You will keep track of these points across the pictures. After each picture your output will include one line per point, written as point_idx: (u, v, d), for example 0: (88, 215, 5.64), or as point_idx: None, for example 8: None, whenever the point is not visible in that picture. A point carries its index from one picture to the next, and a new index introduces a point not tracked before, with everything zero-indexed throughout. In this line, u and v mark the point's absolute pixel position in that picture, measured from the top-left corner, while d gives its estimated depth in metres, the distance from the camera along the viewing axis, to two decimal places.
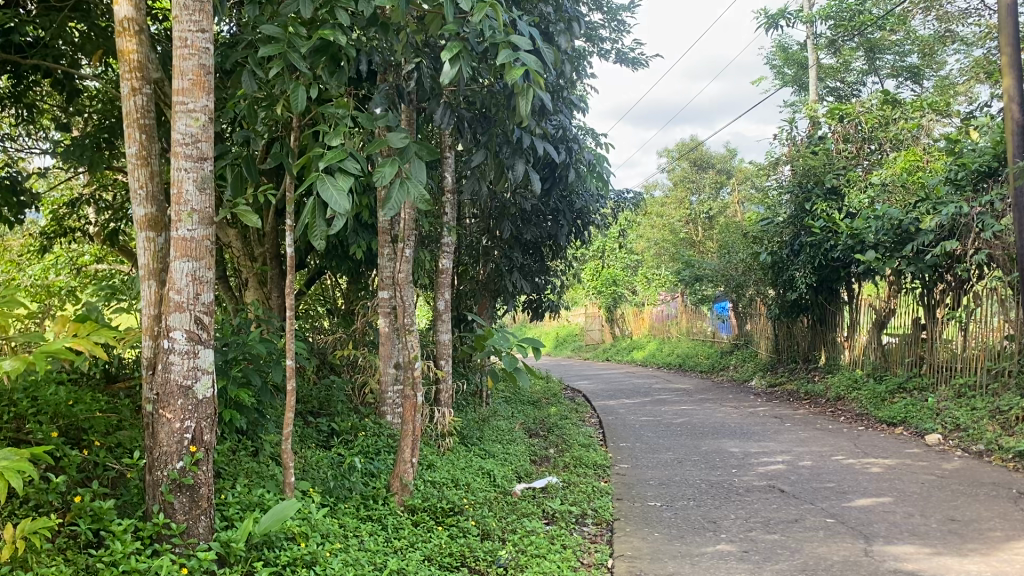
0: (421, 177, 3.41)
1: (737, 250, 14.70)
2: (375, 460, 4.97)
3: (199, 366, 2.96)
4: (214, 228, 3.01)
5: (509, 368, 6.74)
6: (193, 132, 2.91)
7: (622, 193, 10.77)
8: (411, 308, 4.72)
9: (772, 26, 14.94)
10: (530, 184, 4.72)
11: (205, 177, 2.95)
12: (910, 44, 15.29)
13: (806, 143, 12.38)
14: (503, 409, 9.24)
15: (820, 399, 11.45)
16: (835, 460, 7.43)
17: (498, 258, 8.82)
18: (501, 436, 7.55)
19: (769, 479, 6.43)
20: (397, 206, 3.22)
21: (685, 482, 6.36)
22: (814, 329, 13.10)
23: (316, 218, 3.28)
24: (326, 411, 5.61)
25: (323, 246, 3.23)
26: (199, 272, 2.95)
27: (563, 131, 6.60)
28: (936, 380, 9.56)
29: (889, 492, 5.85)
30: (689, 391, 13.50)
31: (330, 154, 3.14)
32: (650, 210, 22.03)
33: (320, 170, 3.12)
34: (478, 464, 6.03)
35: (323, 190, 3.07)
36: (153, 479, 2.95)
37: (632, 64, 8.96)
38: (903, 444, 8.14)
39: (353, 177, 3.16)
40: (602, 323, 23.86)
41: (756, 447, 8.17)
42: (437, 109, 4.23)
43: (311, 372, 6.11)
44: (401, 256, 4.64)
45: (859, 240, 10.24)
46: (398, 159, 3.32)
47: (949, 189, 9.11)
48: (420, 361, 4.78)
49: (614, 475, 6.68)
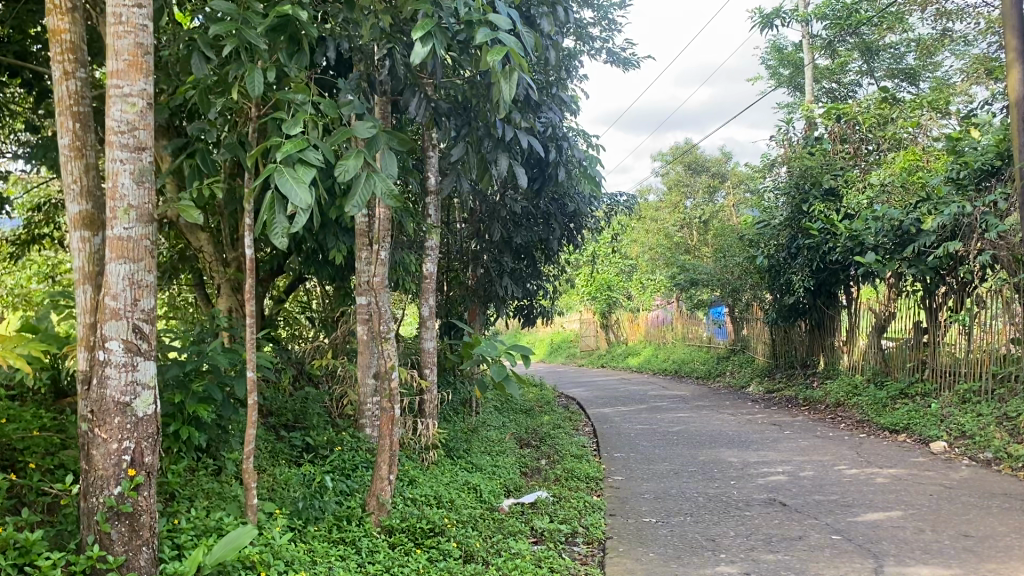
0: (390, 170, 3.10)
1: (733, 253, 14.42)
2: (350, 478, 4.66)
3: (138, 380, 2.66)
4: (154, 226, 2.71)
5: (497, 376, 6.43)
6: (129, 118, 2.60)
7: (615, 195, 10.48)
8: (388, 314, 4.41)
9: (767, 26, 14.67)
10: (517, 182, 4.44)
11: (144, 169, 2.64)
12: (906, 45, 15.04)
13: (803, 144, 12.10)
14: (493, 419, 8.95)
15: (819, 406, 11.15)
16: (838, 469, 7.13)
17: (488, 263, 8.55)
18: (489, 448, 7.22)
19: (769, 491, 6.13)
20: (361, 202, 2.92)
21: (682, 496, 6.05)
22: (812, 334, 12.81)
23: (277, 212, 2.78)
24: (301, 424, 5.31)
25: (285, 247, 2.74)
26: (137, 275, 2.64)
27: (553, 129, 6.30)
28: (939, 385, 9.26)
29: (897, 505, 5.55)
30: (686, 398, 13.20)
31: (288, 143, 2.76)
32: (644, 214, 21.75)
33: (279, 160, 2.72)
34: (463, 478, 5.72)
35: (281, 183, 2.69)
36: (88, 506, 2.63)
37: (624, 62, 8.67)
38: (907, 453, 7.85)
39: (314, 169, 2.78)
40: (597, 329, 23.59)
41: (756, 457, 7.87)
42: (413, 100, 3.95)
43: (287, 383, 5.80)
44: (377, 260, 4.34)
45: (858, 241, 9.94)
46: (364, 149, 2.99)
47: (950, 188, 8.82)
48: (399, 371, 4.47)
49: (608, 488, 6.38)
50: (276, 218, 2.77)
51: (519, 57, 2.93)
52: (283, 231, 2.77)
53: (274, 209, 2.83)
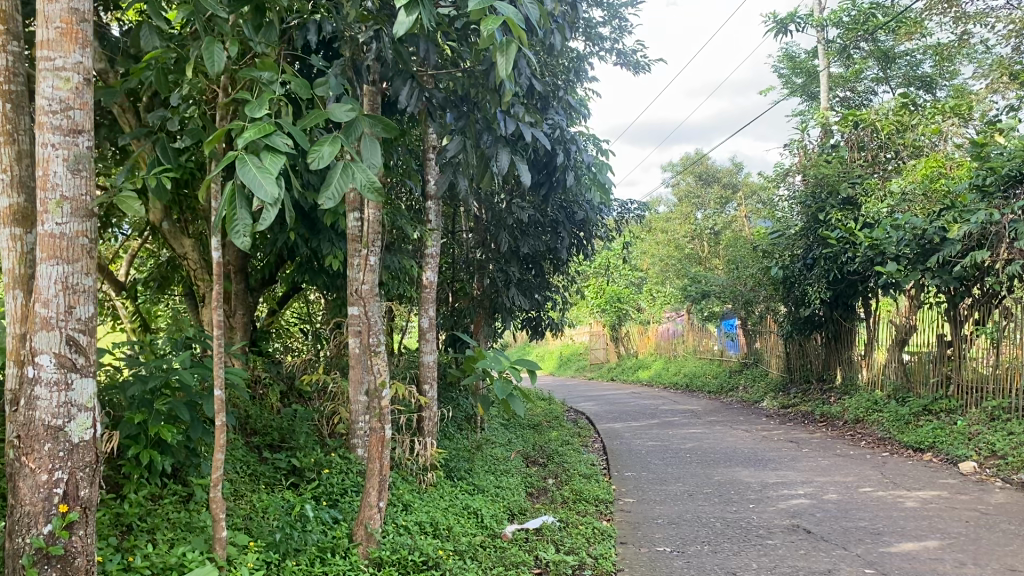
0: (371, 159, 2.69)
1: (746, 264, 14.00)
2: (336, 506, 4.27)
3: (73, 400, 2.29)
4: (94, 222, 2.33)
5: (501, 393, 6.01)
6: (63, 96, 2.24)
7: (625, 202, 10.10)
8: (378, 326, 4.05)
9: (780, 31, 14.28)
10: (520, 179, 4.10)
11: (80, 156, 2.28)
12: (922, 53, 14.60)
13: (818, 151, 11.69)
14: (498, 435, 8.56)
15: (837, 421, 10.70)
16: (863, 492, 6.70)
17: (494, 272, 8.08)
18: (492, 467, 6.82)
19: (792, 517, 5.71)
20: (337, 195, 2.50)
21: (697, 521, 5.64)
22: (828, 347, 12.37)
23: (240, 206, 2.33)
24: (288, 444, 4.93)
25: (249, 248, 2.30)
26: (72, 278, 2.27)
27: (560, 130, 5.95)
28: (965, 401, 8.81)
29: (932, 533, 5.14)
30: (698, 413, 12.76)
31: (251, 127, 2.31)
32: (655, 225, 21.33)
33: (241, 146, 2.27)
34: (463, 502, 5.32)
35: (244, 173, 2.23)
36: (13, 548, 2.25)
37: (634, 64, 8.29)
38: (934, 474, 7.42)
39: (283, 157, 2.33)
40: (606, 342, 23.20)
41: (775, 477, 7.44)
42: (403, 89, 3.61)
43: (274, 400, 5.42)
44: (365, 266, 3.98)
45: (879, 251, 9.52)
46: (340, 135, 2.57)
47: (975, 196, 8.34)
48: (390, 388, 4.08)
49: (618, 512, 5.97)
50: (238, 214, 2.33)
51: (518, 26, 2.65)
52: (246, 229, 2.32)
53: (234, 202, 2.37)
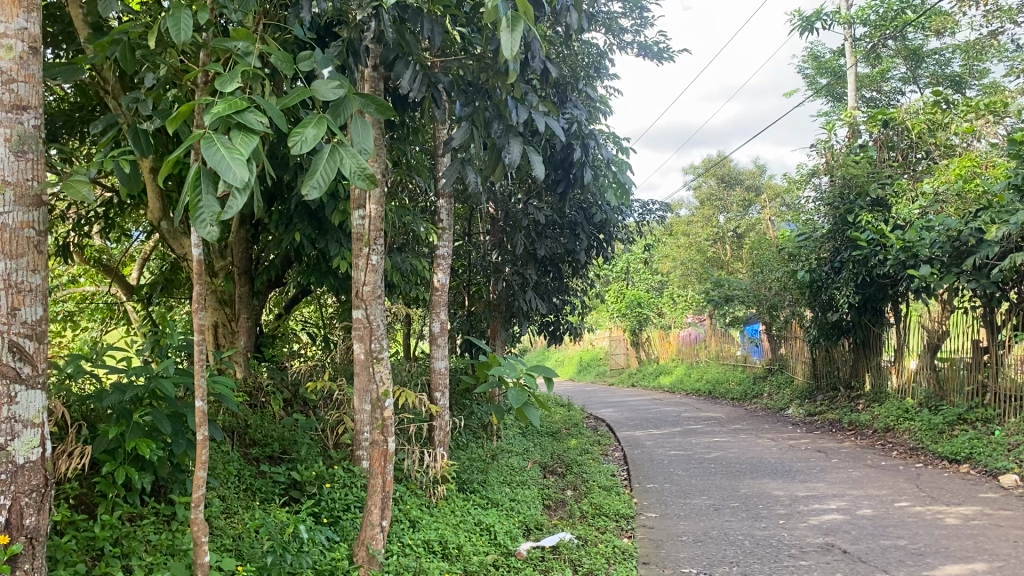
0: (362, 144, 2.37)
1: (771, 268, 13.60)
2: (335, 525, 3.98)
3: (16, 414, 2.11)
4: (40, 211, 2.21)
5: (516, 402, 5.70)
6: (3, 65, 2.14)
7: (647, 203, 9.76)
8: (380, 330, 3.76)
9: (806, 29, 13.88)
10: (532, 172, 3.72)
11: (25, 135, 2.17)
12: (951, 51, 14.16)
13: (846, 152, 11.28)
14: (515, 444, 8.26)
15: (866, 430, 10.31)
16: (900, 507, 6.32)
17: (510, 275, 7.74)
18: (507, 478, 6.50)
19: (826, 534, 5.36)
20: (323, 183, 2.19)
21: (724, 539, 5.30)
22: (856, 353, 11.95)
23: (205, 192, 2.04)
24: (289, 455, 4.64)
25: (214, 240, 2.00)
26: (15, 274, 2.12)
27: (578, 124, 5.64)
28: (1003, 410, 8.39)
29: (979, 555, 4.77)
30: (721, 420, 12.39)
31: (222, 101, 2.02)
32: (676, 228, 20.92)
33: (208, 122, 1.99)
34: (475, 517, 5.02)
35: (209, 154, 1.94)
36: None
37: (656, 57, 7.96)
38: (974, 487, 7.02)
39: (257, 136, 2.04)
40: (626, 347, 22.82)
41: (804, 490, 7.08)
42: (405, 71, 3.32)
43: (276, 409, 5.11)
44: (367, 265, 3.67)
45: (911, 253, 9.11)
46: (327, 115, 2.26)
47: (1014, 195, 7.86)
48: (394, 398, 3.78)
49: (639, 528, 5.66)
50: (203, 200, 2.03)
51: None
52: (211, 218, 2.02)
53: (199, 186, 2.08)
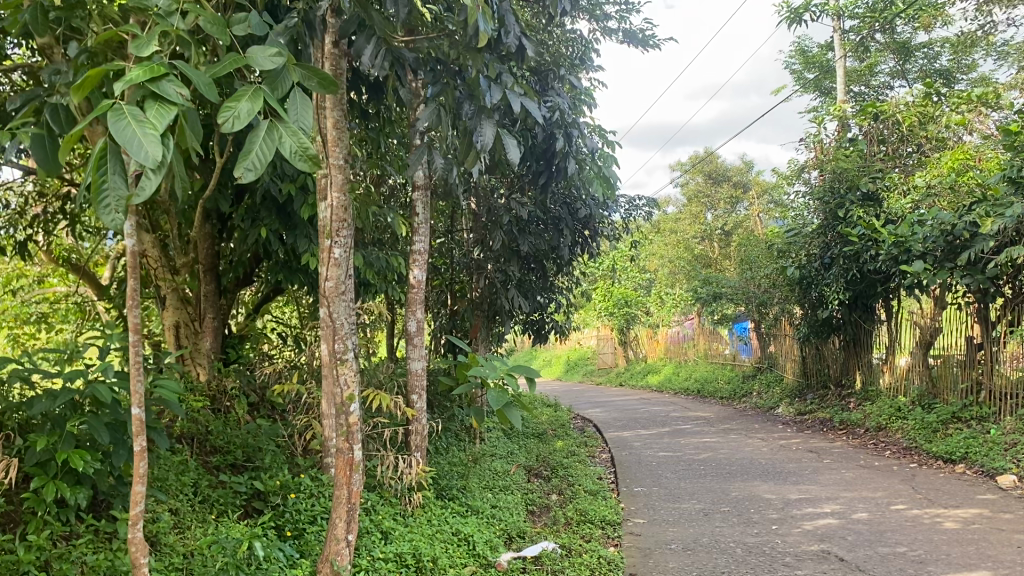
0: (304, 122, 2.11)
1: (759, 265, 13.39)
2: (298, 541, 3.71)
3: None
4: None
5: (496, 404, 5.42)
6: None
7: (633, 198, 9.51)
8: (344, 330, 3.46)
9: (794, 22, 13.65)
10: (506, 158, 3.45)
11: None
12: (939, 45, 13.97)
13: (835, 146, 11.06)
14: (499, 447, 8.00)
15: (858, 429, 10.09)
16: (897, 510, 6.08)
17: (492, 273, 7.46)
18: (488, 482, 6.23)
19: (821, 541, 5.12)
20: (258, 166, 1.93)
21: (715, 547, 5.05)
22: (846, 351, 11.73)
23: (111, 171, 1.80)
24: (253, 462, 4.38)
25: (120, 228, 1.78)
26: None
27: (560, 113, 5.39)
28: (998, 408, 8.17)
29: (982, 562, 4.52)
30: (710, 419, 12.16)
31: (134, 68, 1.77)
32: (663, 226, 20.70)
33: (116, 89, 1.72)
34: (453, 526, 4.76)
35: (117, 129, 1.68)
36: None
37: (642, 45, 7.70)
38: (971, 489, 6.80)
39: (175, 109, 1.79)
40: (614, 346, 22.59)
41: (797, 493, 6.84)
42: (366, 47, 3.04)
43: (239, 412, 4.83)
44: (329, 260, 3.36)
45: (904, 249, 8.88)
46: (264, 88, 1.99)
47: (1008, 187, 7.60)
48: (359, 404, 3.52)
49: (626, 535, 5.40)
50: (110, 180, 1.81)
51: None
52: (119, 201, 1.80)
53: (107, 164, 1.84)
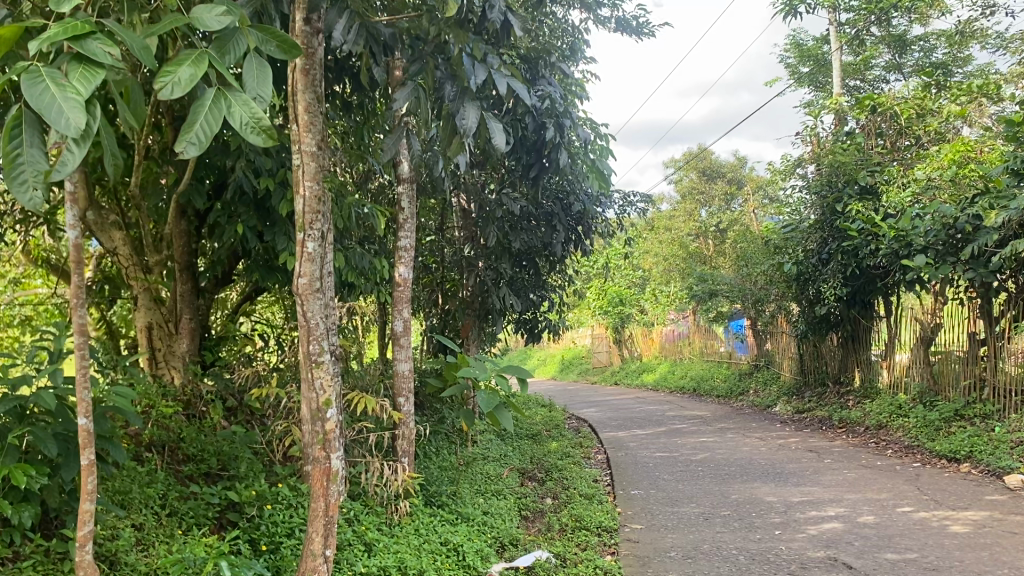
0: (260, 92, 1.90)
1: (754, 261, 13.15)
2: (272, 556, 3.46)
3: None
4: None
5: (486, 406, 5.17)
6: None
7: (627, 193, 9.28)
8: (321, 329, 3.19)
9: (788, 14, 13.39)
10: (492, 143, 3.20)
11: None
12: (934, 37, 13.76)
13: (832, 140, 10.82)
14: (492, 449, 7.76)
15: (858, 428, 9.86)
16: (903, 512, 5.87)
17: (483, 271, 7.24)
18: (480, 488, 5.98)
19: (827, 547, 4.89)
20: (203, 138, 1.71)
21: (716, 554, 4.81)
22: (844, 348, 11.52)
23: (27, 143, 1.69)
24: (229, 471, 4.14)
25: (40, 206, 1.68)
26: None
27: (551, 102, 5.17)
28: (1002, 405, 7.95)
29: (999, 570, 4.30)
30: (707, 419, 11.94)
31: (54, 25, 1.56)
32: (657, 224, 20.46)
33: (32, 48, 1.52)
34: (442, 536, 4.52)
35: (31, 92, 1.47)
36: None
37: (635, 34, 7.48)
38: (978, 489, 6.58)
39: (104, 71, 1.58)
40: (608, 345, 22.35)
41: (799, 495, 6.61)
42: (337, 21, 2.96)
43: (216, 416, 4.58)
44: (303, 254, 3.10)
45: (905, 243, 8.65)
46: (209, 52, 1.77)
47: (1011, 179, 7.36)
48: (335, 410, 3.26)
49: (624, 542, 5.17)
50: (26, 152, 1.69)
51: None
52: (36, 175, 1.69)
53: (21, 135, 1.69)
